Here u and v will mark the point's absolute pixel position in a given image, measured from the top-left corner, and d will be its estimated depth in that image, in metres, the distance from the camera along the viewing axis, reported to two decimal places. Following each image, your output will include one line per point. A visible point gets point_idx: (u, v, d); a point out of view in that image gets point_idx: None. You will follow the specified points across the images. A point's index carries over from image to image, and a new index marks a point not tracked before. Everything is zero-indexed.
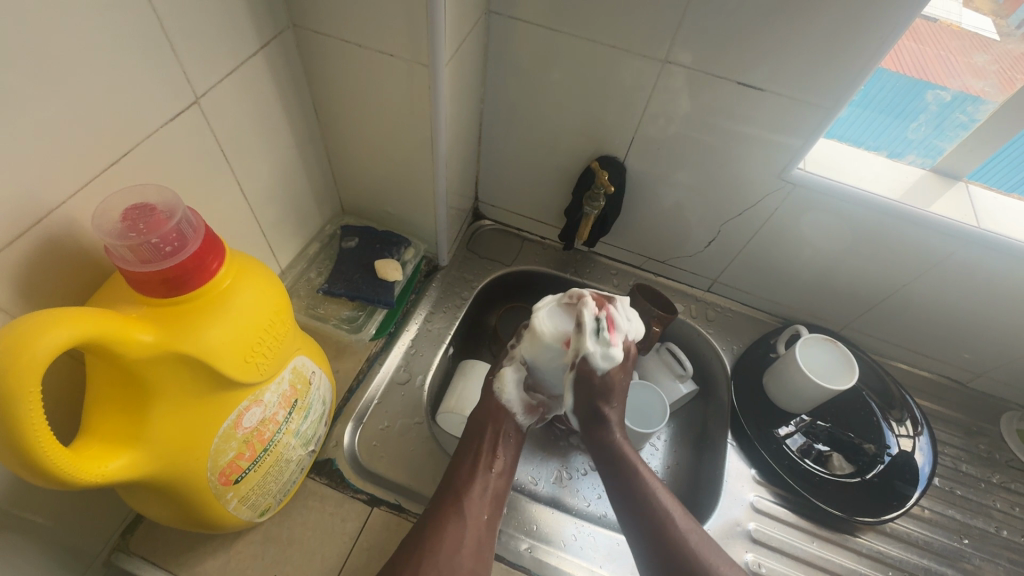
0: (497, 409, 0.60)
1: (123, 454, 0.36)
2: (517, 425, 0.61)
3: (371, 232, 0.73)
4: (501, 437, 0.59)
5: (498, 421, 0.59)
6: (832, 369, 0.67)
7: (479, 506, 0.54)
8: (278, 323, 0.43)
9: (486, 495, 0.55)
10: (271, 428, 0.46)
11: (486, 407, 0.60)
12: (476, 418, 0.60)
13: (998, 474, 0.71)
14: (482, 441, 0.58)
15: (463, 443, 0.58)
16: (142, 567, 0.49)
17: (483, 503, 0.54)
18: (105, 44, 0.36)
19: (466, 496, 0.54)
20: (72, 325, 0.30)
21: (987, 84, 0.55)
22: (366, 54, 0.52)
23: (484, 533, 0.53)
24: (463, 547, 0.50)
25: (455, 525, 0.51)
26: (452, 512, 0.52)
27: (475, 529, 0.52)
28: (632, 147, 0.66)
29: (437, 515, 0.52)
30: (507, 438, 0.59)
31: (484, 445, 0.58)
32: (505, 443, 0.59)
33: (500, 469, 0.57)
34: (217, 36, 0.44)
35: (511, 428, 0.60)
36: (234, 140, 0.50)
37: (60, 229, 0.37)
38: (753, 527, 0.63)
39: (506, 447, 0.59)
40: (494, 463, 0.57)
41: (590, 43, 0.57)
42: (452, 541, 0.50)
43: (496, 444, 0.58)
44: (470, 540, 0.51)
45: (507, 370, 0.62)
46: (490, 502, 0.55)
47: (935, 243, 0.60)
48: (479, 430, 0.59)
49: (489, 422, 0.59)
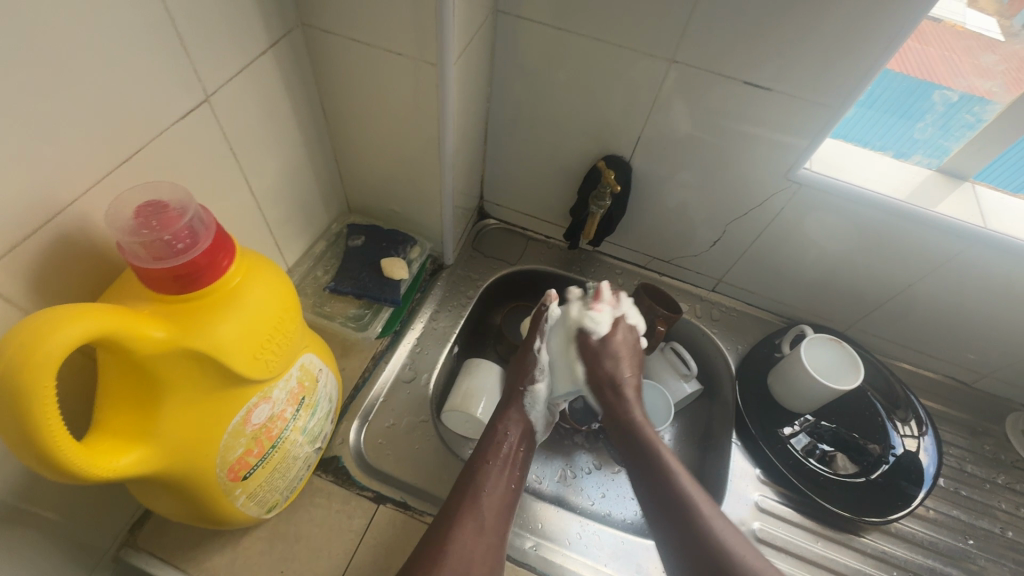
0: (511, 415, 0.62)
1: (133, 450, 0.36)
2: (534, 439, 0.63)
3: (377, 230, 0.73)
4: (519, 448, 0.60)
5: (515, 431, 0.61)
6: (838, 370, 0.67)
7: (494, 515, 0.53)
8: (287, 320, 0.44)
9: (503, 505, 0.54)
10: (279, 425, 0.46)
11: (507, 418, 0.62)
12: (497, 427, 0.61)
13: (1003, 475, 0.71)
14: (502, 452, 0.58)
15: (482, 448, 0.58)
16: (150, 562, 0.50)
17: (500, 514, 0.54)
18: (118, 42, 0.36)
19: (483, 504, 0.53)
20: (86, 321, 0.30)
21: (995, 84, 0.55)
22: (374, 52, 0.52)
23: (499, 542, 0.52)
24: (479, 555, 0.49)
25: (472, 533, 0.50)
26: (471, 519, 0.51)
27: (491, 538, 0.51)
28: (638, 147, 0.66)
29: (453, 520, 0.51)
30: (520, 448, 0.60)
31: (504, 454, 0.58)
32: (521, 455, 0.60)
33: (515, 483, 0.57)
34: (227, 35, 0.44)
35: (525, 442, 0.61)
36: (243, 139, 0.50)
37: (72, 227, 0.37)
38: (757, 526, 0.63)
39: (520, 460, 0.59)
40: (511, 476, 0.57)
41: (597, 42, 0.57)
42: (469, 548, 0.49)
43: (514, 457, 0.59)
44: (487, 551, 0.50)
45: (538, 385, 0.66)
46: (506, 515, 0.54)
47: (941, 243, 0.60)
48: (499, 438, 0.60)
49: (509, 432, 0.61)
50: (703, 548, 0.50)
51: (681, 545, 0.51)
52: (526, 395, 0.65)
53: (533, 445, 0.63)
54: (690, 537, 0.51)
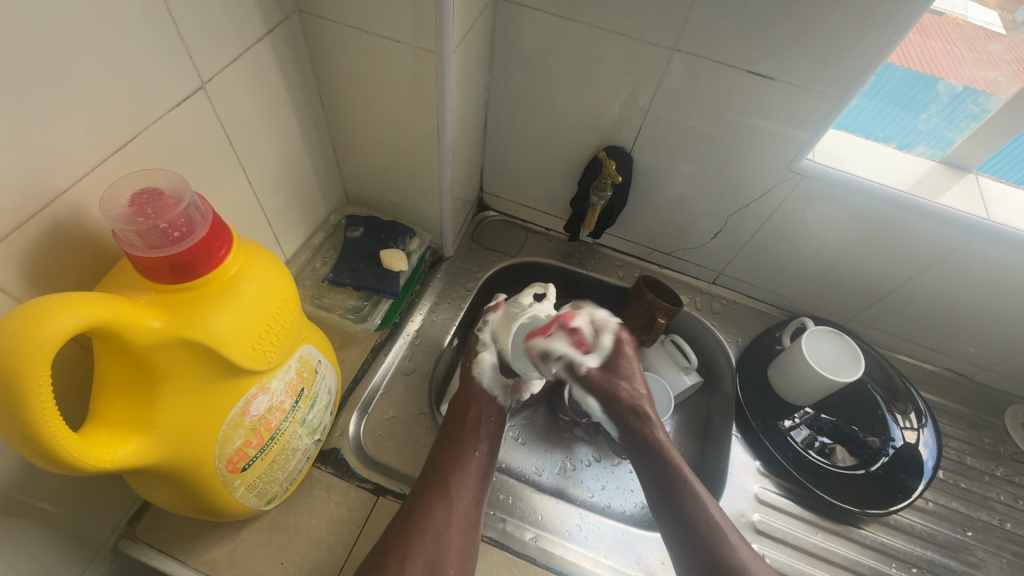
0: (476, 392, 0.62)
1: (130, 441, 0.36)
2: (498, 406, 0.63)
3: (376, 221, 0.72)
4: (483, 418, 0.61)
5: (477, 402, 0.61)
6: (838, 362, 0.67)
7: (466, 486, 0.54)
8: (285, 310, 0.43)
9: (473, 477, 0.55)
10: (278, 416, 0.46)
11: (465, 397, 0.61)
12: (457, 403, 0.61)
13: (1002, 467, 0.71)
14: (465, 423, 0.59)
15: (446, 424, 0.59)
16: (149, 554, 0.49)
17: (469, 481, 0.55)
18: (111, 29, 0.35)
19: (452, 477, 0.54)
20: (83, 309, 0.30)
21: (1000, 74, 0.54)
22: (371, 40, 0.52)
23: (472, 508, 0.53)
24: (451, 524, 0.51)
25: (441, 504, 0.52)
26: (437, 492, 0.52)
27: (462, 506, 0.52)
28: (639, 137, 0.65)
29: (422, 498, 0.52)
30: (488, 419, 0.61)
31: (467, 425, 0.59)
32: (487, 424, 0.60)
33: (484, 450, 0.58)
34: (223, 21, 0.43)
35: (491, 412, 0.62)
36: (239, 127, 0.50)
37: (66, 215, 0.36)
38: (757, 518, 0.63)
39: (488, 429, 0.60)
40: (478, 446, 0.58)
41: (598, 31, 0.56)
42: (439, 520, 0.51)
43: (477, 425, 0.59)
44: (458, 518, 0.51)
45: (484, 355, 0.66)
46: (475, 482, 0.55)
47: (942, 235, 0.60)
48: (461, 412, 0.60)
49: (470, 404, 0.61)
50: (705, 538, 0.52)
51: (685, 534, 0.52)
52: (473, 367, 0.65)
53: (504, 419, 0.63)
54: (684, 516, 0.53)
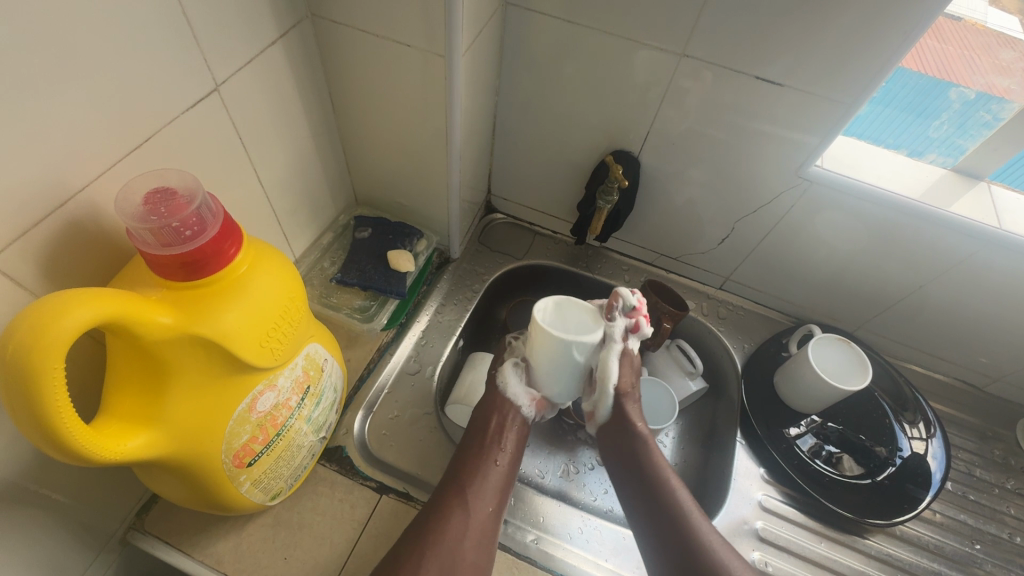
0: (502, 400, 0.60)
1: (142, 433, 0.37)
2: (523, 417, 0.61)
3: (384, 222, 0.73)
4: (507, 428, 0.59)
5: (502, 411, 0.60)
6: (844, 370, 0.67)
7: (483, 499, 0.54)
8: (292, 308, 0.44)
9: (492, 490, 0.55)
10: (284, 413, 0.47)
11: (491, 406, 0.60)
12: (481, 412, 0.60)
13: (1012, 480, 0.70)
14: (487, 434, 0.58)
15: (468, 433, 0.59)
16: (156, 546, 0.50)
17: (488, 495, 0.55)
18: (128, 32, 0.36)
19: (472, 489, 0.54)
20: (99, 305, 0.31)
21: (1013, 82, 0.54)
22: (382, 44, 0.52)
23: (489, 522, 0.53)
24: (467, 537, 0.51)
25: (458, 517, 0.52)
26: (456, 504, 0.53)
27: (478, 519, 0.52)
28: (646, 142, 0.65)
29: (439, 509, 0.52)
30: (513, 428, 0.60)
31: (490, 436, 0.58)
32: (512, 435, 0.59)
33: (504, 463, 0.57)
34: (237, 25, 0.44)
35: (515, 424, 0.60)
36: (250, 127, 0.51)
37: (83, 213, 0.38)
38: (760, 525, 0.63)
39: (512, 440, 0.59)
40: (501, 458, 0.57)
41: (606, 35, 0.56)
42: (455, 531, 0.51)
43: (501, 435, 0.58)
44: (474, 531, 0.52)
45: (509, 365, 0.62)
46: (494, 495, 0.55)
47: (953, 243, 0.59)
48: (484, 421, 0.59)
49: (492, 413, 0.60)
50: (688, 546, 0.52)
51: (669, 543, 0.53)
52: (499, 375, 0.62)
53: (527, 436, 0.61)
54: (677, 525, 0.53)
